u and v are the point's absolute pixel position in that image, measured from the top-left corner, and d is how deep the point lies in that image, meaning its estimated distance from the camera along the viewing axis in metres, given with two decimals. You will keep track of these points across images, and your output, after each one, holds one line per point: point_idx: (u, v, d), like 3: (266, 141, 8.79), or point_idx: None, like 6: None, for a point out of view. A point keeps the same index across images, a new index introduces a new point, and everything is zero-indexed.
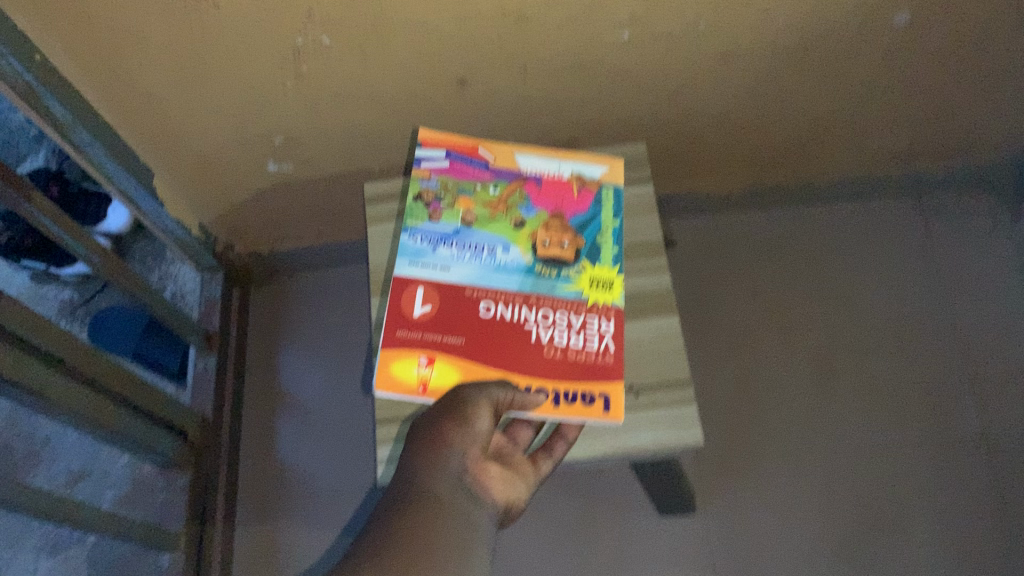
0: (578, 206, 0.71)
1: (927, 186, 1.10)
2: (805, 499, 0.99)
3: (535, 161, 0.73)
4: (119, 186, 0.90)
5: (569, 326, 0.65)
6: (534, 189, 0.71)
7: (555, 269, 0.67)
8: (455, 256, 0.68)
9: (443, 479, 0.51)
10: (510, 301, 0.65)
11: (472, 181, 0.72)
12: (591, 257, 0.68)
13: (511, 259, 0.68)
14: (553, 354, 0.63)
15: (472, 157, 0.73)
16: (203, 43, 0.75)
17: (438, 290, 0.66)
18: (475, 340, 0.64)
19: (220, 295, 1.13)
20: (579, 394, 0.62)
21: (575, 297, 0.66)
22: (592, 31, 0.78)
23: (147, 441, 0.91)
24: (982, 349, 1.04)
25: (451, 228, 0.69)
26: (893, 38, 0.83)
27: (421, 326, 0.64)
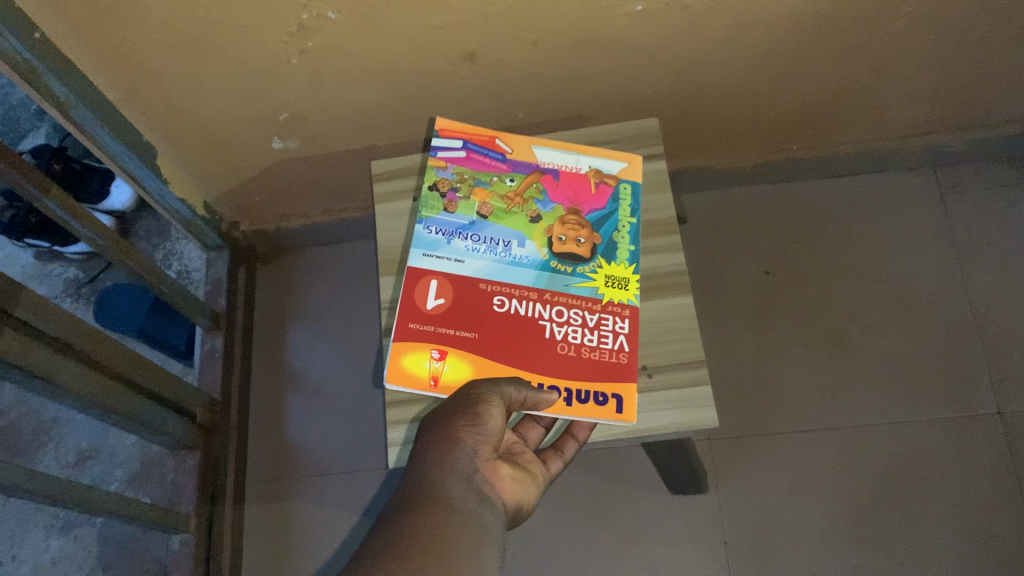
0: (596, 201, 0.69)
1: (942, 157, 1.08)
2: (820, 476, 0.99)
3: (553, 154, 0.72)
4: (121, 165, 0.88)
5: (584, 324, 0.64)
6: (551, 182, 0.71)
7: (569, 265, 0.66)
8: (470, 249, 0.67)
9: (454, 478, 0.52)
10: (524, 297, 0.65)
11: (489, 173, 0.71)
12: (607, 254, 0.67)
13: (526, 254, 0.67)
14: (566, 351, 0.63)
15: (490, 148, 0.72)
16: (207, 20, 0.73)
17: (452, 283, 0.66)
18: (489, 336, 0.64)
19: (226, 274, 1.11)
20: (592, 394, 0.62)
21: (590, 295, 0.65)
22: (605, 4, 0.76)
23: (156, 422, 0.91)
24: (997, 323, 1.03)
25: (466, 220, 0.69)
26: (914, 9, 0.81)
27: (434, 320, 0.64)
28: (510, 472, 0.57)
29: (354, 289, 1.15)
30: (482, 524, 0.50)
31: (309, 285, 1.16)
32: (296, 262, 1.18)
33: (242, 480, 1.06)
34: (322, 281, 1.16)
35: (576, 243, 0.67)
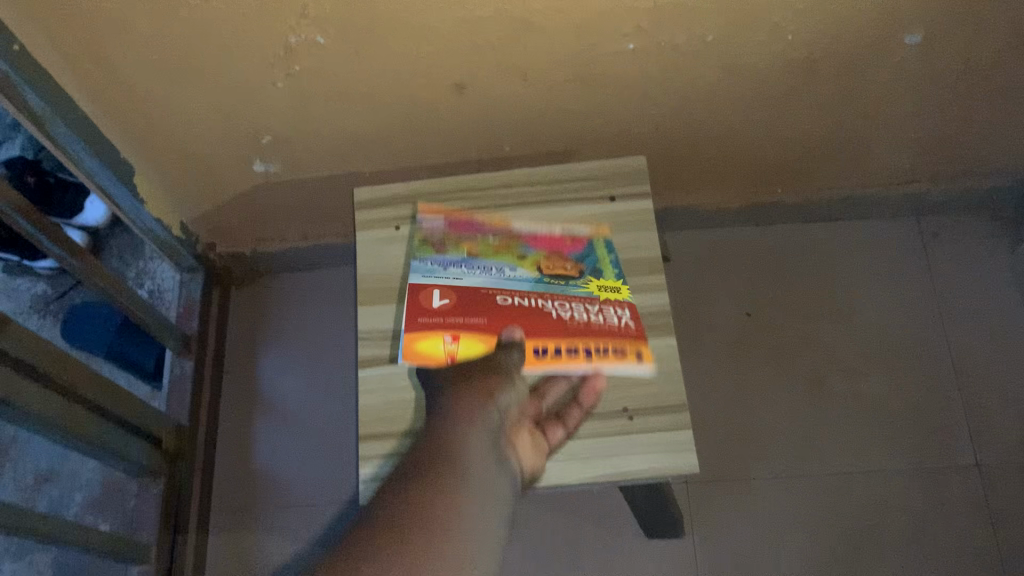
0: (576, 249, 0.78)
1: (926, 207, 1.09)
2: (797, 524, 0.96)
3: (528, 222, 0.80)
4: (97, 183, 0.87)
5: (586, 311, 0.73)
6: (469, 227, 0.80)
7: (563, 280, 0.76)
8: (466, 271, 0.77)
9: (479, 425, 0.60)
10: (525, 294, 0.74)
11: (473, 233, 0.80)
12: (594, 273, 0.76)
13: (517, 276, 0.76)
14: (574, 323, 0.72)
15: (470, 223, 0.80)
16: (192, 38, 0.72)
17: (454, 291, 0.75)
18: (493, 317, 0.72)
19: (199, 297, 1.09)
20: (611, 350, 0.70)
21: (585, 295, 0.74)
22: (596, 42, 0.76)
23: (120, 449, 0.87)
24: (977, 374, 1.02)
25: (458, 258, 0.78)
26: (903, 56, 0.81)
27: (442, 312, 0.73)
28: (529, 442, 0.64)
29: (330, 313, 1.13)
30: (491, 460, 0.58)
31: (282, 309, 1.13)
32: (270, 286, 1.15)
33: (207, 508, 1.02)
34: (296, 304, 1.14)
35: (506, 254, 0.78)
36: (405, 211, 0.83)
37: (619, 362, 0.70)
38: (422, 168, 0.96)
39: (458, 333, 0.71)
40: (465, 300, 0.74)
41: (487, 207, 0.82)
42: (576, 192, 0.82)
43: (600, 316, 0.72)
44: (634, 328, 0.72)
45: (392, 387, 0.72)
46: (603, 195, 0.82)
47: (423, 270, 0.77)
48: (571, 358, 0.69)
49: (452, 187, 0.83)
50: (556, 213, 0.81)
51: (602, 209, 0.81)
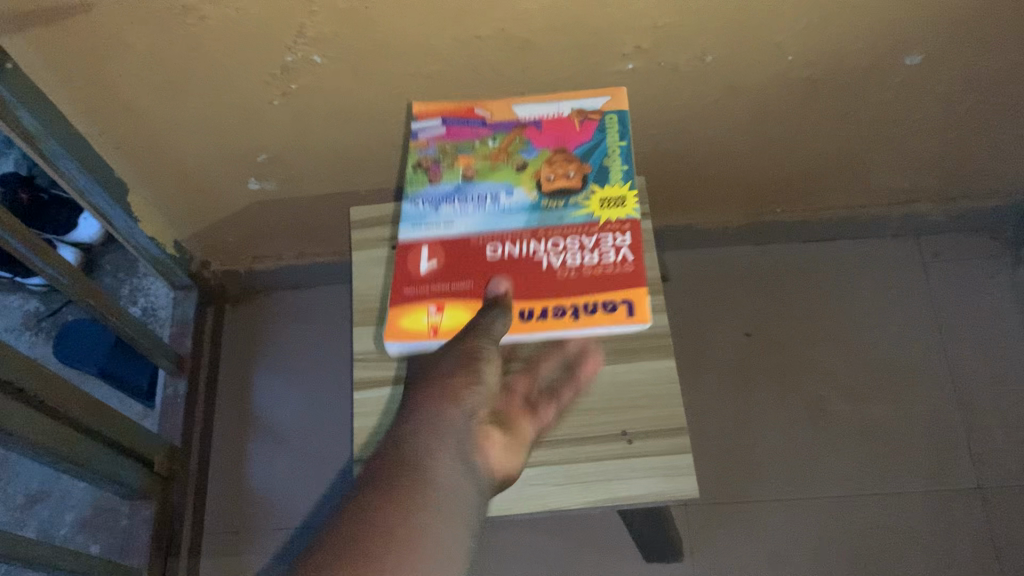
0: (581, 138, 0.70)
1: (927, 227, 1.08)
2: (798, 548, 0.95)
3: (533, 108, 0.73)
4: (92, 203, 0.86)
5: (581, 246, 0.66)
6: (463, 133, 0.73)
7: (561, 200, 0.69)
8: (458, 211, 0.70)
9: (444, 438, 0.53)
10: (517, 239, 0.67)
11: (471, 140, 0.73)
12: (599, 180, 0.69)
13: (515, 201, 0.69)
14: (568, 273, 0.65)
15: (470, 118, 0.73)
16: (188, 56, 0.72)
17: (443, 246, 0.68)
18: (481, 279, 0.66)
19: (192, 317, 1.08)
20: (602, 304, 0.64)
21: (585, 220, 0.67)
22: (595, 61, 0.76)
23: (111, 472, 0.86)
24: (978, 396, 1.01)
25: (452, 186, 0.71)
26: (903, 77, 0.81)
27: (431, 279, 0.67)
28: (501, 441, 0.59)
29: (324, 334, 1.11)
30: (454, 474, 0.52)
31: (278, 328, 1.12)
32: (265, 304, 1.14)
33: (200, 531, 1.01)
34: (293, 323, 1.12)
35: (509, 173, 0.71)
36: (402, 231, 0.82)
37: (611, 317, 0.63)
38: None
39: (442, 302, 0.65)
40: (454, 252, 0.68)
41: None
42: None
43: (596, 253, 0.66)
44: (633, 264, 0.65)
45: (387, 413, 0.72)
46: None
47: (412, 216, 0.70)
48: (559, 320, 0.63)
49: None
50: None
51: None
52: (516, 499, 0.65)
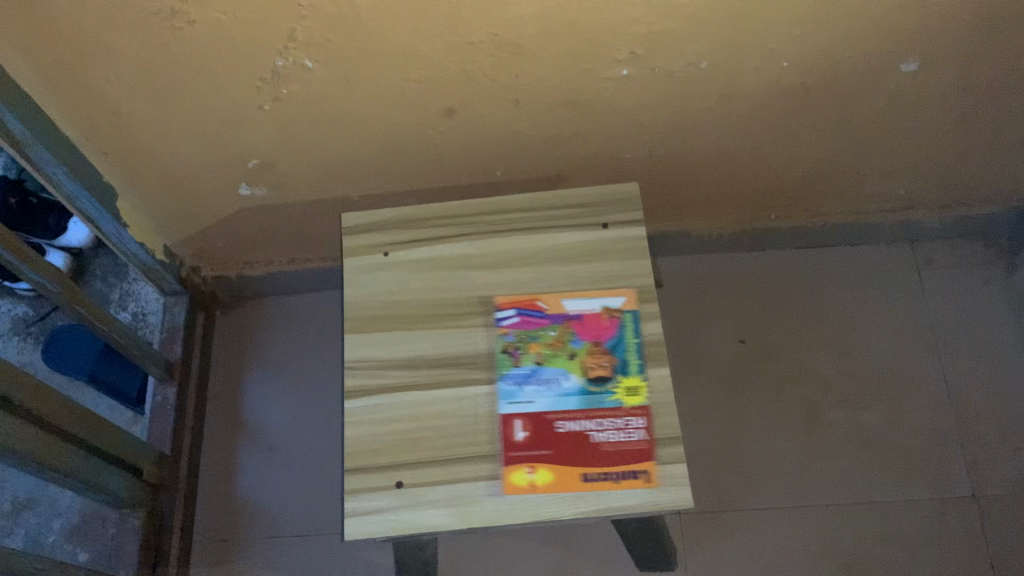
0: (610, 333, 0.75)
1: (921, 233, 1.08)
2: (793, 557, 0.94)
3: (579, 302, 0.77)
4: (79, 208, 0.85)
5: (615, 424, 0.71)
6: (534, 323, 0.76)
7: (601, 385, 0.73)
8: (534, 392, 0.73)
9: None
10: (570, 417, 0.71)
11: (539, 331, 0.76)
12: (622, 369, 0.73)
13: (570, 388, 0.73)
14: (608, 447, 0.70)
15: (533, 310, 0.77)
16: (177, 61, 0.71)
17: (529, 419, 0.71)
18: (557, 450, 0.70)
19: (183, 323, 1.06)
20: (624, 474, 0.69)
21: (614, 405, 0.72)
22: (589, 67, 0.75)
23: (97, 481, 0.84)
24: (973, 403, 1.01)
25: (527, 369, 0.74)
26: (898, 84, 0.81)
27: (522, 446, 0.70)
28: None
29: (316, 339, 1.10)
30: None
31: (269, 334, 1.11)
32: (256, 310, 1.13)
33: (189, 540, 0.99)
34: (283, 330, 1.11)
35: (561, 362, 0.74)
36: (395, 237, 0.83)
37: (629, 486, 0.68)
38: (412, 193, 0.95)
39: (537, 462, 0.69)
40: (536, 426, 0.71)
41: (478, 235, 0.82)
42: (566, 219, 0.82)
43: (623, 432, 0.70)
44: (648, 441, 0.70)
45: (378, 421, 0.73)
46: (595, 221, 0.81)
47: (506, 394, 0.73)
48: (605, 485, 0.68)
49: (444, 212, 0.83)
50: (547, 240, 0.81)
51: (593, 236, 0.81)
52: (506, 510, 0.68)
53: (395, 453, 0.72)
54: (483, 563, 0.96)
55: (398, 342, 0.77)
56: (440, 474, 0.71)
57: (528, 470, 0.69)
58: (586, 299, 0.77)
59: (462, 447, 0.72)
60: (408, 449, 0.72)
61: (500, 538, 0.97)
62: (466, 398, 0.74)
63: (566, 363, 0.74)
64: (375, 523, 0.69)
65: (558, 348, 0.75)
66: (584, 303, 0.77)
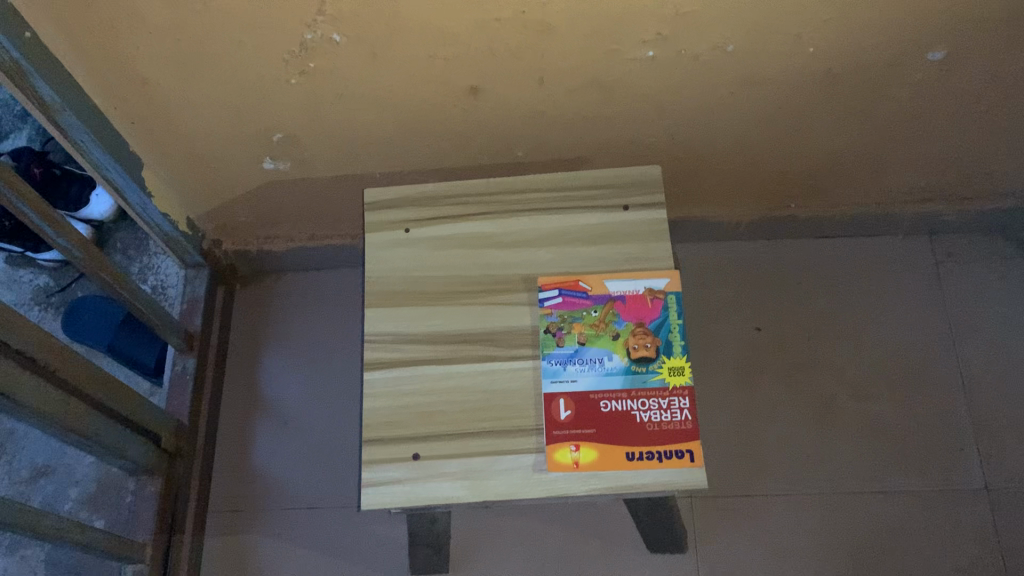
0: (654, 314, 0.75)
1: (940, 226, 1.08)
2: (803, 544, 0.95)
3: (621, 284, 0.77)
4: (106, 176, 0.86)
5: (658, 404, 0.71)
6: (577, 303, 0.76)
7: (646, 365, 0.73)
8: (576, 372, 0.73)
9: None
10: (615, 397, 0.72)
11: (582, 311, 0.76)
12: (666, 350, 0.74)
13: (614, 368, 0.73)
14: (652, 427, 0.70)
15: (576, 290, 0.77)
16: (207, 32, 0.71)
17: (570, 398, 0.72)
18: (601, 428, 0.70)
19: (203, 295, 1.07)
20: (670, 452, 0.69)
21: (658, 385, 0.72)
22: (615, 49, 0.76)
23: (117, 446, 0.86)
24: (987, 397, 1.01)
25: (570, 349, 0.74)
26: (924, 75, 0.80)
27: (564, 424, 0.71)
28: None
29: (333, 316, 1.11)
30: None
31: (288, 310, 1.12)
32: (275, 285, 1.14)
33: (204, 509, 1.00)
34: (302, 307, 1.12)
35: (606, 343, 0.74)
36: (417, 214, 0.83)
37: (676, 464, 0.69)
38: (433, 171, 0.95)
39: (580, 440, 0.70)
40: (579, 405, 0.71)
41: (499, 214, 0.82)
42: (587, 201, 0.82)
43: (667, 412, 0.71)
44: (692, 421, 0.70)
45: (397, 394, 0.74)
46: (616, 204, 0.82)
47: (550, 373, 0.73)
48: (649, 463, 0.69)
49: (467, 190, 0.84)
50: (567, 221, 0.81)
51: (614, 218, 0.81)
52: (521, 484, 0.69)
53: (413, 425, 0.73)
54: (493, 541, 0.97)
55: (419, 317, 0.78)
56: (457, 447, 0.71)
57: (573, 449, 0.69)
58: (628, 280, 0.77)
59: (479, 423, 0.72)
60: (426, 422, 0.73)
61: (511, 516, 0.98)
62: (484, 373, 0.74)
63: (609, 344, 0.74)
64: (392, 493, 0.70)
65: (602, 329, 0.75)
66: (627, 284, 0.77)
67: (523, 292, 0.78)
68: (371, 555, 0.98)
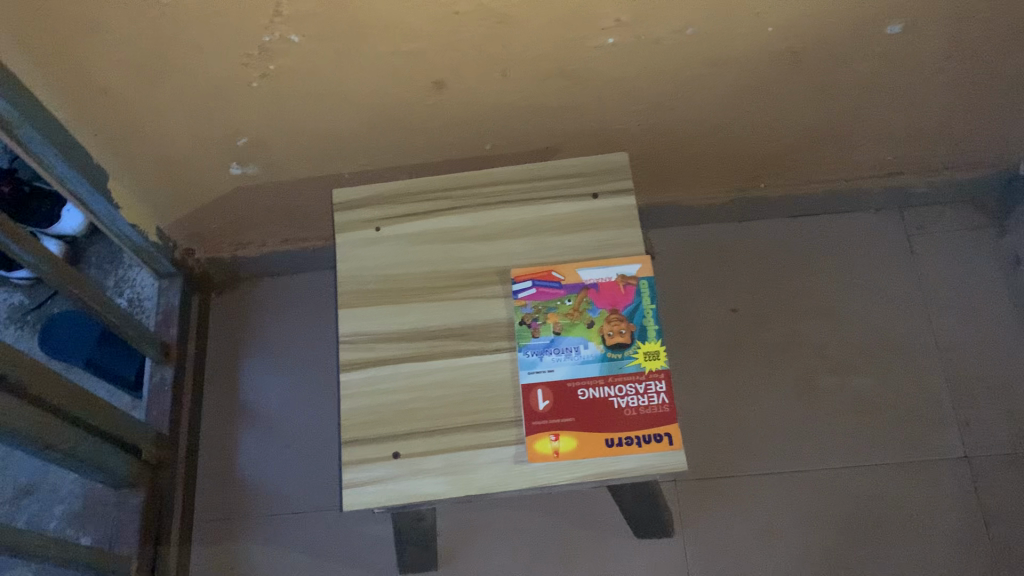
0: (628, 300, 0.75)
1: (911, 198, 1.09)
2: (790, 521, 0.95)
3: (594, 271, 0.77)
4: (71, 189, 0.85)
5: (635, 389, 0.71)
6: (551, 293, 0.76)
7: (622, 351, 0.73)
8: (553, 361, 0.73)
9: None
10: (592, 384, 0.72)
11: (555, 300, 0.76)
12: (641, 335, 0.74)
13: (590, 356, 0.73)
14: (630, 412, 0.70)
15: (549, 280, 0.77)
16: (163, 38, 0.71)
17: (548, 388, 0.72)
18: (579, 416, 0.70)
19: (179, 303, 1.06)
20: (649, 436, 0.69)
21: (635, 370, 0.72)
22: (577, 36, 0.76)
23: (97, 459, 0.85)
24: (965, 365, 1.02)
25: (546, 339, 0.74)
26: (885, 49, 0.81)
27: (543, 415, 0.71)
28: None
29: (311, 318, 1.11)
30: None
31: (265, 316, 1.11)
32: (251, 291, 1.13)
33: (190, 520, 1.00)
34: (279, 311, 1.11)
35: (582, 331, 0.74)
36: (387, 212, 0.83)
37: (656, 447, 0.69)
38: (403, 168, 0.95)
39: (559, 430, 0.70)
40: (557, 394, 0.71)
41: (469, 208, 0.82)
42: (557, 190, 0.82)
43: (645, 396, 0.71)
44: (670, 405, 0.70)
45: (375, 393, 0.74)
46: (585, 191, 0.82)
47: (526, 364, 0.73)
48: (629, 448, 0.69)
49: (435, 186, 0.83)
50: (538, 211, 0.81)
51: (584, 206, 0.81)
52: (504, 476, 0.69)
53: (393, 424, 0.73)
54: (482, 533, 0.97)
55: (394, 314, 0.78)
56: (438, 443, 0.71)
57: (553, 439, 0.69)
58: (601, 267, 0.77)
59: (458, 417, 0.72)
60: (407, 420, 0.73)
61: (498, 510, 0.98)
62: (462, 368, 0.74)
63: (586, 332, 0.74)
64: (374, 493, 0.70)
65: (578, 318, 0.75)
66: (600, 272, 0.77)
67: (497, 284, 0.78)
68: (361, 555, 0.97)
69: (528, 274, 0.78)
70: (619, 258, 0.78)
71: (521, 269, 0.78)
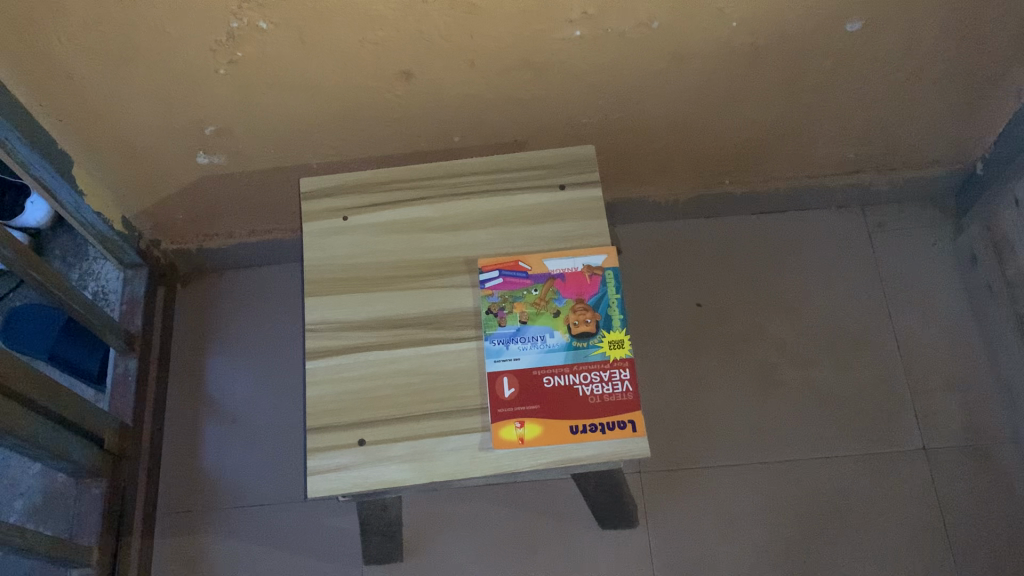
0: (594, 290, 0.76)
1: (871, 196, 1.11)
2: (752, 512, 0.96)
3: (560, 262, 0.78)
4: (34, 175, 0.84)
5: (599, 377, 0.72)
6: (518, 282, 0.77)
7: (587, 340, 0.74)
8: (519, 349, 0.74)
9: None
10: (557, 372, 0.72)
11: (522, 290, 0.77)
12: (606, 324, 0.74)
13: (556, 345, 0.74)
14: (594, 399, 0.71)
15: (516, 270, 0.78)
16: (130, 23, 0.71)
17: (514, 376, 0.72)
18: (544, 404, 0.71)
19: (143, 295, 1.05)
20: (612, 423, 0.70)
21: (600, 358, 0.73)
22: (543, 28, 0.77)
23: (59, 447, 0.84)
24: (922, 359, 1.04)
25: (512, 327, 0.75)
26: (844, 46, 0.83)
27: (508, 402, 0.71)
28: None
29: (277, 311, 1.10)
30: None
31: (231, 308, 1.11)
32: (217, 283, 1.12)
33: (152, 513, 0.99)
34: (245, 304, 1.11)
35: (547, 320, 0.75)
36: (355, 201, 0.83)
37: (620, 434, 0.70)
38: (371, 159, 0.95)
39: (524, 417, 0.70)
40: (523, 382, 0.72)
41: (437, 199, 0.83)
42: (524, 181, 0.83)
43: (609, 383, 0.72)
44: (634, 392, 0.71)
45: (342, 381, 0.74)
46: (552, 183, 0.82)
47: (493, 352, 0.74)
48: (593, 435, 0.70)
49: (402, 177, 0.84)
50: (505, 202, 0.82)
51: (551, 198, 0.82)
52: (468, 463, 0.70)
53: (358, 411, 0.73)
54: (447, 524, 0.97)
55: (360, 304, 0.78)
56: (402, 431, 0.72)
57: (518, 425, 0.70)
58: (568, 257, 0.78)
59: (424, 405, 0.72)
60: (372, 407, 0.73)
61: (463, 502, 0.98)
62: (428, 356, 0.75)
63: (551, 321, 0.75)
64: (339, 480, 0.70)
65: (543, 307, 0.76)
66: (568, 262, 0.78)
67: (463, 274, 0.79)
68: (326, 547, 0.97)
69: (495, 264, 0.78)
70: (586, 249, 0.79)
71: (489, 259, 0.79)
